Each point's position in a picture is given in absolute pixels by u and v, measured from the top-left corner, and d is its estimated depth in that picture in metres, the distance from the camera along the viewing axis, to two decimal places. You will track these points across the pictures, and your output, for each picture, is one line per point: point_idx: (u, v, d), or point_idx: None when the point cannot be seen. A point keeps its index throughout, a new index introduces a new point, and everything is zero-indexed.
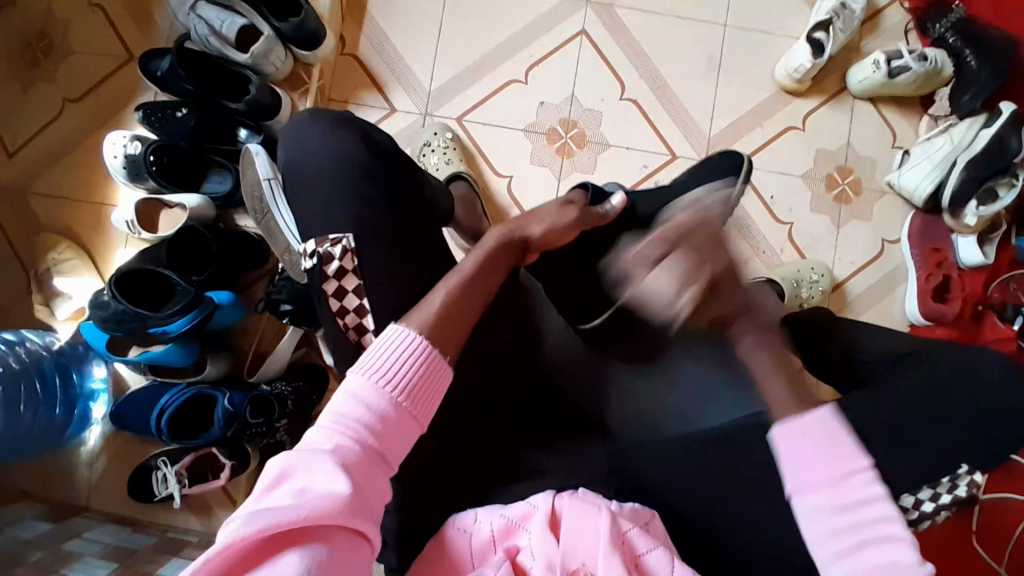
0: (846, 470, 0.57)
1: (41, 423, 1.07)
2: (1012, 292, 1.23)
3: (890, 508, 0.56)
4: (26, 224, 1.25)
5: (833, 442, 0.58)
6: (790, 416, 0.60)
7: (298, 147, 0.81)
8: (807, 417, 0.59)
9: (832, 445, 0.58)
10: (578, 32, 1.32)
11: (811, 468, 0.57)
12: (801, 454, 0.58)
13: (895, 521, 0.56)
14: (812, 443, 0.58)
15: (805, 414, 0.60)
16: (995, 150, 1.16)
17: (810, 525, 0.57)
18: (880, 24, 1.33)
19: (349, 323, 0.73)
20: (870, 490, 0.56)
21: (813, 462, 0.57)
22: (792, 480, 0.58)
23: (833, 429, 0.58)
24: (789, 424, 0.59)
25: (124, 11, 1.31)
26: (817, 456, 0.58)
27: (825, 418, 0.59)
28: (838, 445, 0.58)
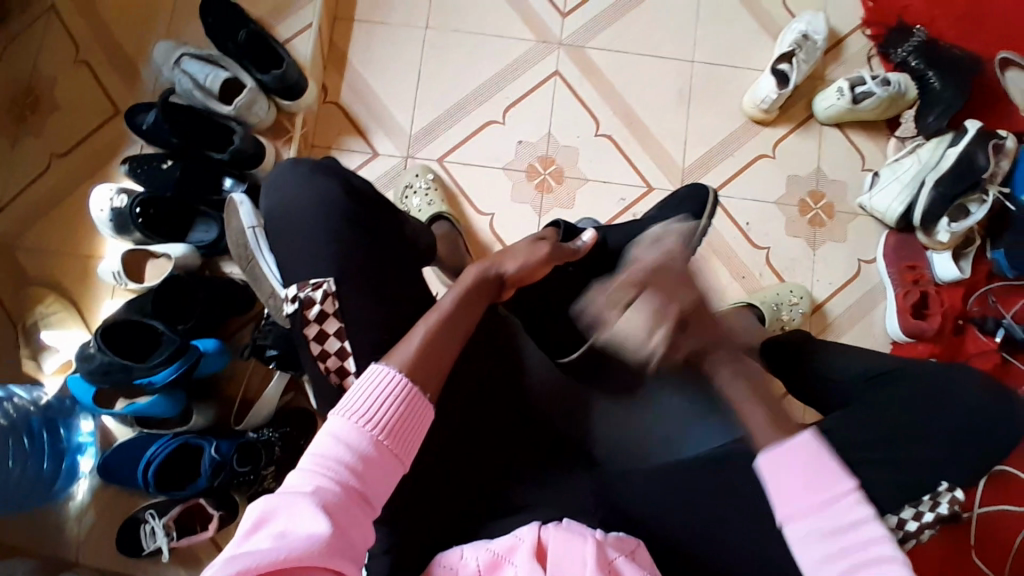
0: (830, 496, 0.58)
1: (29, 478, 1.07)
2: (990, 305, 1.26)
3: (880, 529, 0.57)
4: (12, 277, 1.26)
5: (817, 465, 0.60)
6: (770, 444, 0.62)
7: (278, 195, 0.81)
8: (791, 442, 0.61)
9: (817, 469, 0.59)
10: (551, 74, 1.37)
11: (791, 492, 0.59)
12: (784, 481, 0.60)
13: (886, 542, 0.57)
14: (798, 467, 0.60)
15: (790, 439, 0.62)
16: (964, 166, 1.19)
17: (802, 553, 0.58)
18: (843, 53, 1.38)
19: (331, 365, 0.74)
20: (858, 514, 0.57)
21: (801, 486, 0.59)
22: (778, 504, 0.59)
23: (814, 452, 0.60)
24: (774, 450, 0.61)
25: (110, 67, 1.34)
26: (803, 481, 0.59)
27: (809, 442, 0.61)
28: (822, 469, 0.59)
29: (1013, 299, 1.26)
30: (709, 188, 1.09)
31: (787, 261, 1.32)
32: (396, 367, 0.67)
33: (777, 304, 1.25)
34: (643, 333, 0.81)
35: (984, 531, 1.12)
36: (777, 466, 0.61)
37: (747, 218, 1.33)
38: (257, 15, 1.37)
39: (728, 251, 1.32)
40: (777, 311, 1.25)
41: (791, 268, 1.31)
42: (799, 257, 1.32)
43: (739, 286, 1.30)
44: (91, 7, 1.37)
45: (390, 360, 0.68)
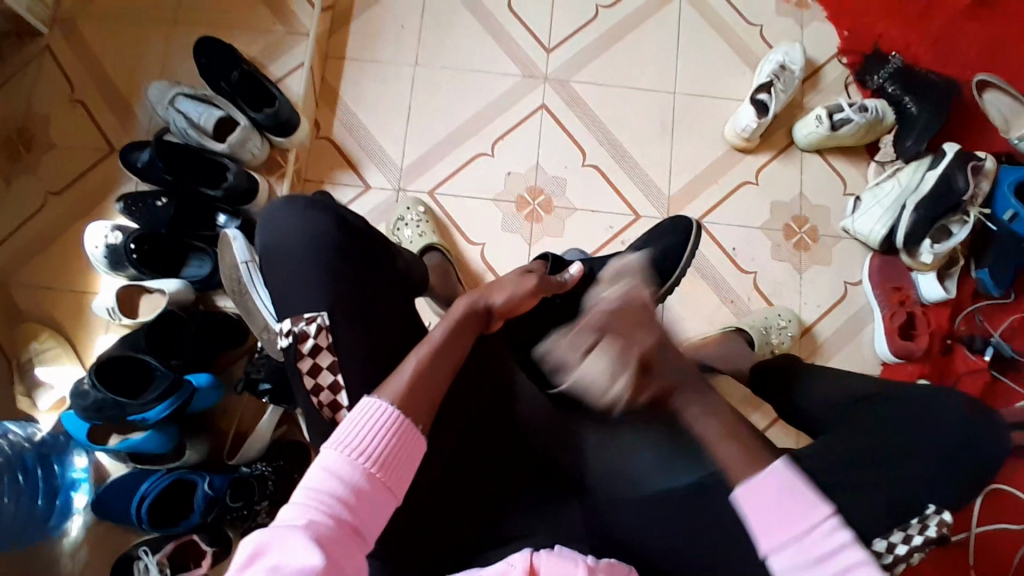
0: (807, 526, 0.60)
1: (23, 515, 1.06)
2: (978, 324, 1.28)
3: (861, 554, 0.58)
4: (6, 315, 1.27)
5: (789, 495, 0.61)
6: (746, 477, 0.63)
7: (272, 233, 0.82)
8: (762, 475, 0.63)
9: (789, 501, 0.61)
10: (538, 107, 1.41)
11: (773, 523, 0.60)
12: (764, 513, 0.61)
13: (868, 565, 0.58)
14: (772, 498, 0.61)
15: (759, 473, 0.63)
16: (943, 189, 1.22)
17: None
18: (820, 81, 1.43)
19: (325, 400, 0.75)
20: (837, 540, 0.59)
21: (778, 517, 0.61)
22: (762, 538, 0.61)
23: (788, 483, 0.62)
24: (749, 485, 0.63)
25: (106, 107, 1.37)
26: (779, 511, 0.61)
27: (779, 471, 0.63)
28: (794, 501, 0.61)
29: (1000, 316, 1.28)
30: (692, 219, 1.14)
31: (774, 284, 1.34)
32: (388, 400, 0.67)
33: (766, 328, 1.26)
34: (605, 380, 0.80)
35: (980, 551, 1.12)
36: (755, 500, 0.62)
37: (733, 243, 1.35)
38: (250, 54, 1.40)
39: (716, 276, 1.34)
40: (766, 335, 1.26)
41: (778, 291, 1.34)
42: (785, 281, 1.34)
43: (727, 310, 1.32)
44: (87, 50, 1.40)
45: (382, 394, 0.68)
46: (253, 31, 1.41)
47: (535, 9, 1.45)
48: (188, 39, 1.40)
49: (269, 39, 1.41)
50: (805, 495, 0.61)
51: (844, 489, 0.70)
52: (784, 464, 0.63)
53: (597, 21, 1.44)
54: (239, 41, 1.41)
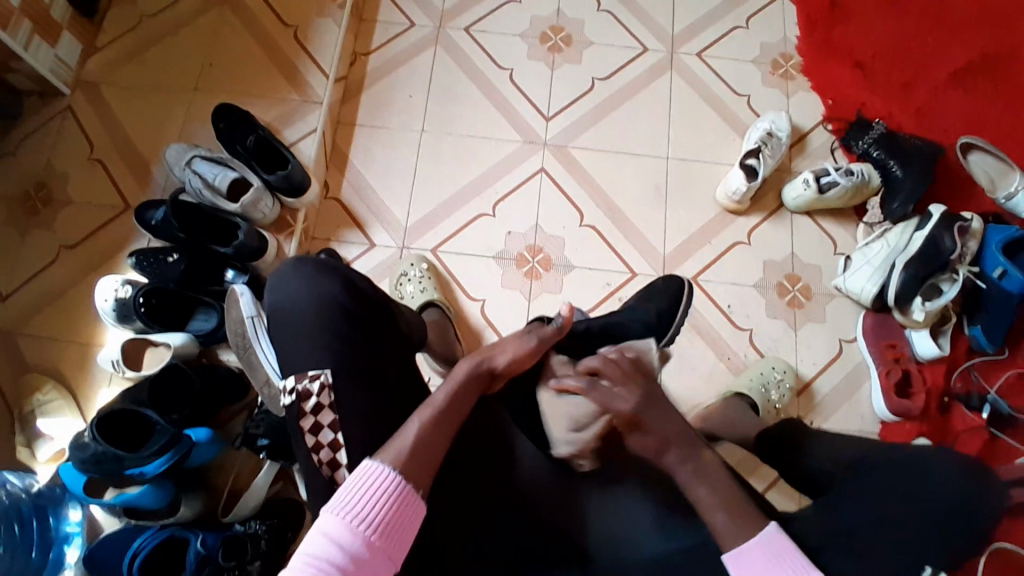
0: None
1: (17, 568, 1.04)
2: (974, 381, 1.29)
3: None
4: (10, 365, 1.28)
5: (776, 564, 0.65)
6: (733, 547, 0.67)
7: (281, 295, 0.85)
8: (751, 542, 0.66)
9: (783, 565, 0.65)
10: (538, 170, 1.47)
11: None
12: None
13: None
14: (760, 566, 0.65)
15: (750, 538, 0.67)
16: (931, 249, 1.25)
17: None
18: (806, 146, 1.49)
19: (324, 458, 0.75)
20: None
21: None
22: None
23: (779, 548, 0.66)
24: (737, 552, 0.66)
25: (124, 166, 1.44)
26: None
27: (768, 540, 0.66)
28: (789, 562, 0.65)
29: (994, 373, 1.30)
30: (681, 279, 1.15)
31: (769, 341, 1.36)
32: (388, 463, 0.68)
33: (764, 385, 1.27)
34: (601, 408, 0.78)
35: None
36: (747, 558, 0.66)
37: (728, 300, 1.38)
38: (266, 120, 1.48)
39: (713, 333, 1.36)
40: (766, 393, 1.27)
41: (774, 347, 1.35)
42: (780, 337, 1.36)
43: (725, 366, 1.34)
44: (108, 112, 1.48)
45: (385, 457, 0.68)
46: (268, 98, 1.50)
47: (535, 80, 1.54)
48: (206, 105, 1.49)
49: (284, 107, 1.49)
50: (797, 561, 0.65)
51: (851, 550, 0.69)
52: (775, 529, 0.67)
53: (593, 91, 1.53)
54: (254, 107, 1.49)
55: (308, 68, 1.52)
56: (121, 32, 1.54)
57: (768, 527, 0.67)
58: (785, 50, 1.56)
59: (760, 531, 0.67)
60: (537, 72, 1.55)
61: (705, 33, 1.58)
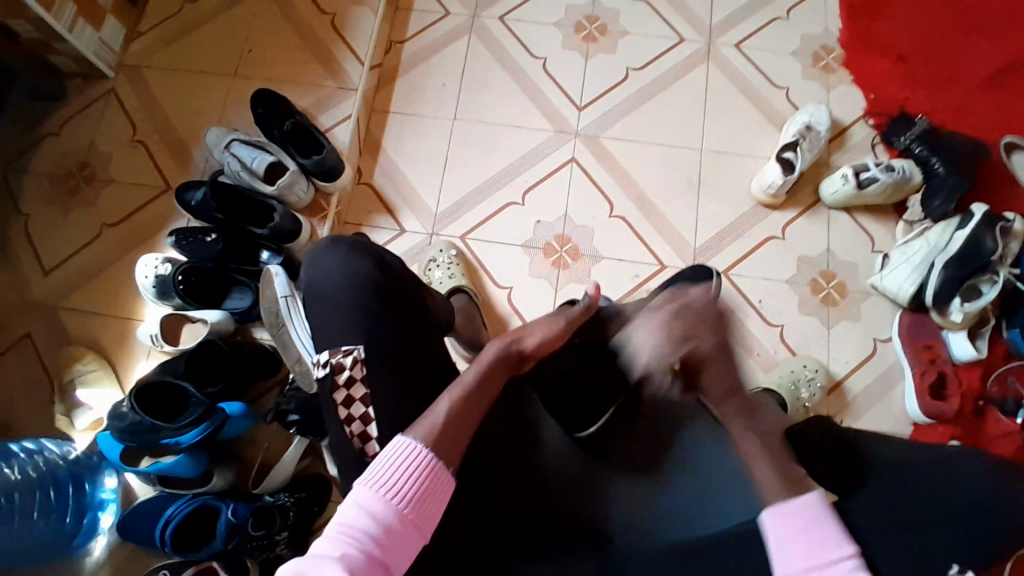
0: (832, 554, 0.62)
1: (51, 532, 1.08)
2: (1010, 386, 1.25)
3: None
4: (55, 336, 1.34)
5: (818, 525, 0.64)
6: (778, 501, 0.66)
7: (319, 269, 0.87)
8: (797, 499, 0.66)
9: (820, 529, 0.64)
10: (568, 160, 1.47)
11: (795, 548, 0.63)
12: (790, 534, 0.64)
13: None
14: (799, 523, 0.64)
15: (795, 497, 0.66)
16: (969, 251, 1.22)
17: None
18: (846, 141, 1.46)
19: (355, 430, 0.77)
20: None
21: (804, 544, 0.63)
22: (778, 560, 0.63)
23: (818, 513, 0.65)
24: (779, 508, 0.65)
25: (165, 148, 1.48)
26: (807, 537, 0.63)
27: (812, 502, 0.65)
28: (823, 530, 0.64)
29: None
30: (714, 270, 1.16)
31: (799, 338, 1.33)
32: (420, 439, 0.69)
33: (794, 383, 1.25)
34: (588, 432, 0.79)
35: None
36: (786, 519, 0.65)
37: (759, 295, 1.36)
38: (302, 105, 1.51)
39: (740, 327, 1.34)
40: (795, 391, 1.24)
41: (804, 344, 1.33)
42: (811, 334, 1.34)
43: (753, 362, 1.32)
44: (150, 95, 1.52)
45: (417, 434, 0.69)
46: (305, 84, 1.52)
47: (568, 69, 1.54)
48: (245, 90, 1.52)
49: (319, 92, 1.51)
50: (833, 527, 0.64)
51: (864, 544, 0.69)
52: (820, 495, 0.66)
53: (626, 82, 1.52)
54: (291, 92, 1.52)
55: (344, 55, 1.54)
56: (165, 17, 1.58)
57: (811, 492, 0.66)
58: (826, 42, 1.52)
59: (804, 493, 0.66)
60: (570, 62, 1.54)
61: (742, 24, 1.55)
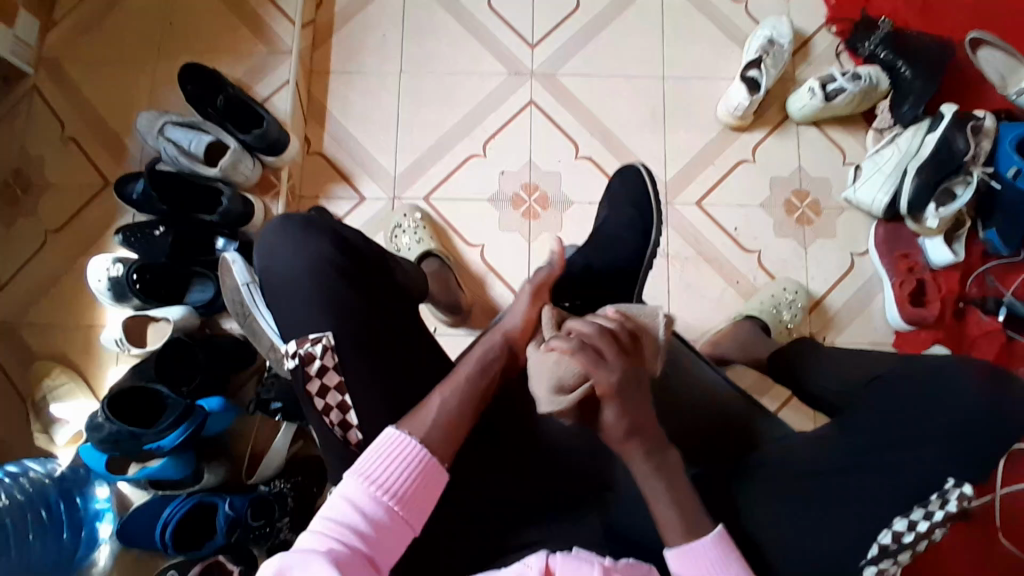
0: None
1: (50, 551, 1.06)
2: (990, 286, 1.25)
3: None
4: (18, 356, 1.28)
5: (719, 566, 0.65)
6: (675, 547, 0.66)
7: (274, 255, 0.82)
8: (696, 546, 0.66)
9: (720, 565, 0.65)
10: (527, 103, 1.40)
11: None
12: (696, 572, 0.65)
13: None
14: (700, 565, 0.65)
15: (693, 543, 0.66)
16: (944, 154, 1.20)
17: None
18: (811, 52, 1.40)
19: (335, 420, 0.74)
20: None
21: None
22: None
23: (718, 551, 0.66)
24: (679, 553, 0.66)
25: (98, 142, 1.38)
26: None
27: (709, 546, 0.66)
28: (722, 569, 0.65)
29: (1011, 276, 1.25)
30: (639, 168, 1.15)
31: (778, 261, 1.32)
32: (413, 433, 0.67)
33: (776, 306, 1.24)
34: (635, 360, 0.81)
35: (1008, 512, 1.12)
36: (682, 561, 0.66)
37: (735, 223, 1.34)
38: (235, 76, 1.40)
39: (719, 257, 1.32)
40: (778, 314, 1.24)
41: (783, 267, 1.32)
42: (790, 256, 1.32)
43: (735, 291, 1.31)
44: (72, 85, 1.41)
45: (412, 426, 0.68)
46: (236, 52, 1.42)
47: (516, 4, 1.44)
48: (173, 67, 1.41)
49: (253, 60, 1.41)
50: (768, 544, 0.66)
51: (848, 467, 0.71)
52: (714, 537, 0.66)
53: (579, 12, 1.43)
54: (223, 64, 1.41)
55: (273, 16, 1.43)
56: None
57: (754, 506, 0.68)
58: None
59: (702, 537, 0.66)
60: None
61: None
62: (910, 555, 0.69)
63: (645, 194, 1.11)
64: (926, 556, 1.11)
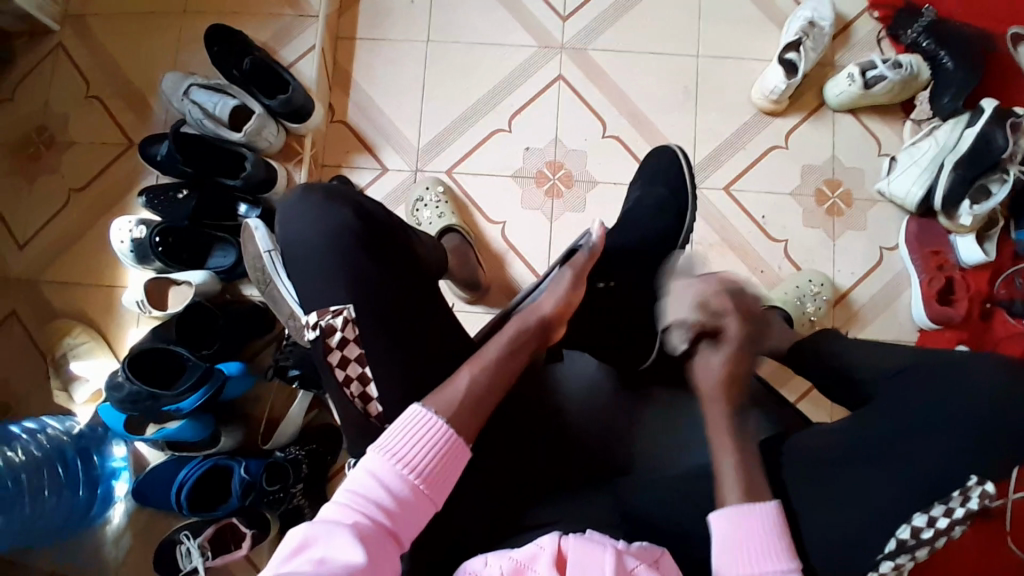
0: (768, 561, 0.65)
1: (65, 507, 1.09)
2: (1019, 288, 1.21)
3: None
4: (41, 313, 1.29)
5: (765, 534, 0.66)
6: (731, 505, 0.68)
7: (296, 222, 0.81)
8: (755, 508, 0.67)
9: (766, 536, 0.66)
10: (555, 78, 1.37)
11: (742, 547, 0.66)
12: (741, 536, 0.66)
13: None
14: (747, 528, 0.66)
15: (753, 506, 0.68)
16: (982, 148, 1.16)
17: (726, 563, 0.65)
18: (851, 36, 1.35)
19: (355, 392, 0.75)
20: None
21: (749, 548, 0.65)
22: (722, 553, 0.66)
23: (772, 520, 0.67)
24: (733, 511, 0.67)
25: (122, 102, 1.37)
26: (749, 544, 0.66)
27: (766, 514, 0.67)
28: (771, 537, 0.66)
29: None
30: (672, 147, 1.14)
31: (804, 252, 1.29)
32: (437, 411, 0.67)
33: (799, 298, 1.22)
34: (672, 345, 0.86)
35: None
36: (732, 520, 0.67)
37: (762, 211, 1.31)
38: (260, 40, 1.38)
39: (744, 246, 1.30)
40: (801, 306, 1.22)
41: (809, 258, 1.29)
42: (817, 247, 1.29)
43: (758, 280, 1.29)
44: (97, 43, 1.40)
45: (435, 404, 0.68)
46: (261, 15, 1.39)
47: None
48: (198, 28, 1.39)
49: (279, 23, 1.39)
50: (783, 541, 0.66)
51: (869, 462, 0.70)
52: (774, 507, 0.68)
53: None
54: (248, 27, 1.39)
55: None
56: None
57: (771, 501, 0.69)
58: None
59: (762, 502, 0.68)
60: None
61: None
62: (928, 555, 0.68)
63: (678, 174, 1.09)
64: (939, 557, 1.11)
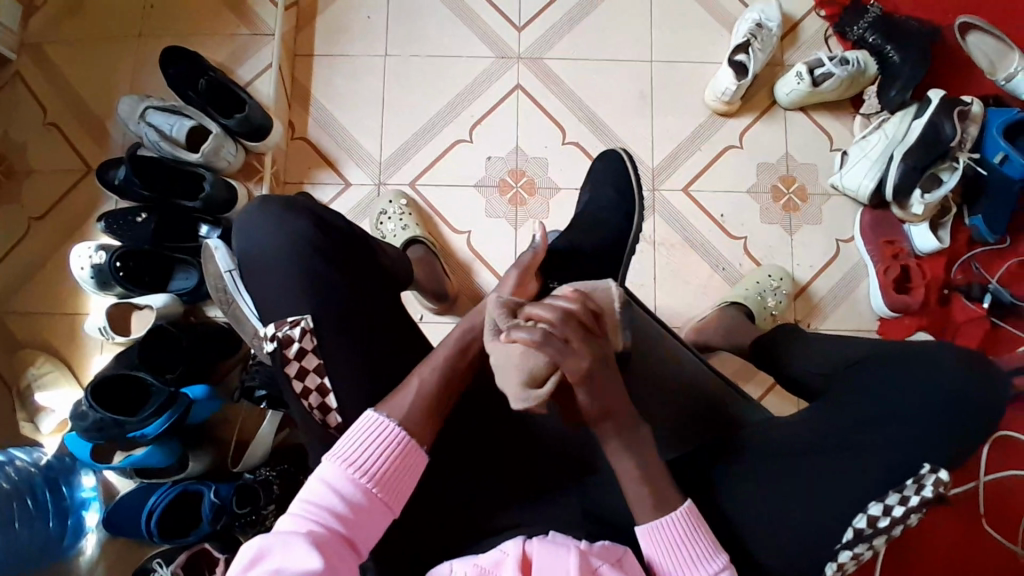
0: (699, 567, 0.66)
1: (35, 539, 1.07)
2: (975, 272, 1.27)
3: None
4: (2, 345, 1.27)
5: (691, 539, 0.66)
6: (646, 522, 0.67)
7: (248, 238, 0.81)
8: (670, 519, 0.66)
9: (687, 542, 0.66)
10: (513, 87, 1.39)
11: (670, 562, 0.66)
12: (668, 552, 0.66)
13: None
14: (669, 542, 0.66)
15: (667, 516, 0.67)
16: (930, 137, 1.19)
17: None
18: (800, 36, 1.39)
19: (314, 404, 0.74)
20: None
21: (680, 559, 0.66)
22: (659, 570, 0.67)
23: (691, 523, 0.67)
24: (651, 528, 0.67)
25: (79, 128, 1.36)
26: (678, 556, 0.66)
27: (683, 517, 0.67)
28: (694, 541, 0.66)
29: (995, 263, 1.27)
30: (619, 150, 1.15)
31: (764, 247, 1.32)
32: (392, 417, 0.68)
33: (760, 293, 1.25)
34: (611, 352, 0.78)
35: (991, 496, 1.14)
36: (656, 539, 0.66)
37: (722, 210, 1.34)
38: (217, 60, 1.38)
39: (707, 245, 1.32)
40: (762, 300, 1.24)
41: (769, 253, 1.32)
42: (776, 242, 1.32)
43: (720, 278, 1.31)
44: (53, 70, 1.38)
45: (391, 412, 0.68)
46: (217, 35, 1.39)
47: None
48: (154, 51, 1.38)
49: (235, 43, 1.39)
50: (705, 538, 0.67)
51: (822, 450, 0.72)
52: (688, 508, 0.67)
53: None
54: (205, 48, 1.39)
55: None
56: None
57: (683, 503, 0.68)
58: None
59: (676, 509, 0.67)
60: None
61: None
62: (885, 539, 0.69)
63: (625, 177, 1.10)
64: (910, 543, 1.13)
